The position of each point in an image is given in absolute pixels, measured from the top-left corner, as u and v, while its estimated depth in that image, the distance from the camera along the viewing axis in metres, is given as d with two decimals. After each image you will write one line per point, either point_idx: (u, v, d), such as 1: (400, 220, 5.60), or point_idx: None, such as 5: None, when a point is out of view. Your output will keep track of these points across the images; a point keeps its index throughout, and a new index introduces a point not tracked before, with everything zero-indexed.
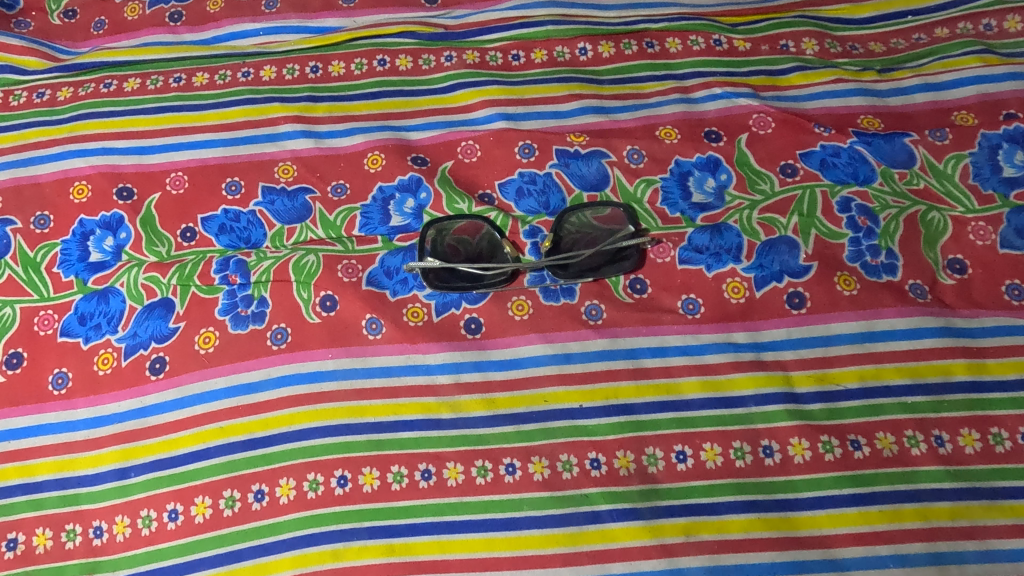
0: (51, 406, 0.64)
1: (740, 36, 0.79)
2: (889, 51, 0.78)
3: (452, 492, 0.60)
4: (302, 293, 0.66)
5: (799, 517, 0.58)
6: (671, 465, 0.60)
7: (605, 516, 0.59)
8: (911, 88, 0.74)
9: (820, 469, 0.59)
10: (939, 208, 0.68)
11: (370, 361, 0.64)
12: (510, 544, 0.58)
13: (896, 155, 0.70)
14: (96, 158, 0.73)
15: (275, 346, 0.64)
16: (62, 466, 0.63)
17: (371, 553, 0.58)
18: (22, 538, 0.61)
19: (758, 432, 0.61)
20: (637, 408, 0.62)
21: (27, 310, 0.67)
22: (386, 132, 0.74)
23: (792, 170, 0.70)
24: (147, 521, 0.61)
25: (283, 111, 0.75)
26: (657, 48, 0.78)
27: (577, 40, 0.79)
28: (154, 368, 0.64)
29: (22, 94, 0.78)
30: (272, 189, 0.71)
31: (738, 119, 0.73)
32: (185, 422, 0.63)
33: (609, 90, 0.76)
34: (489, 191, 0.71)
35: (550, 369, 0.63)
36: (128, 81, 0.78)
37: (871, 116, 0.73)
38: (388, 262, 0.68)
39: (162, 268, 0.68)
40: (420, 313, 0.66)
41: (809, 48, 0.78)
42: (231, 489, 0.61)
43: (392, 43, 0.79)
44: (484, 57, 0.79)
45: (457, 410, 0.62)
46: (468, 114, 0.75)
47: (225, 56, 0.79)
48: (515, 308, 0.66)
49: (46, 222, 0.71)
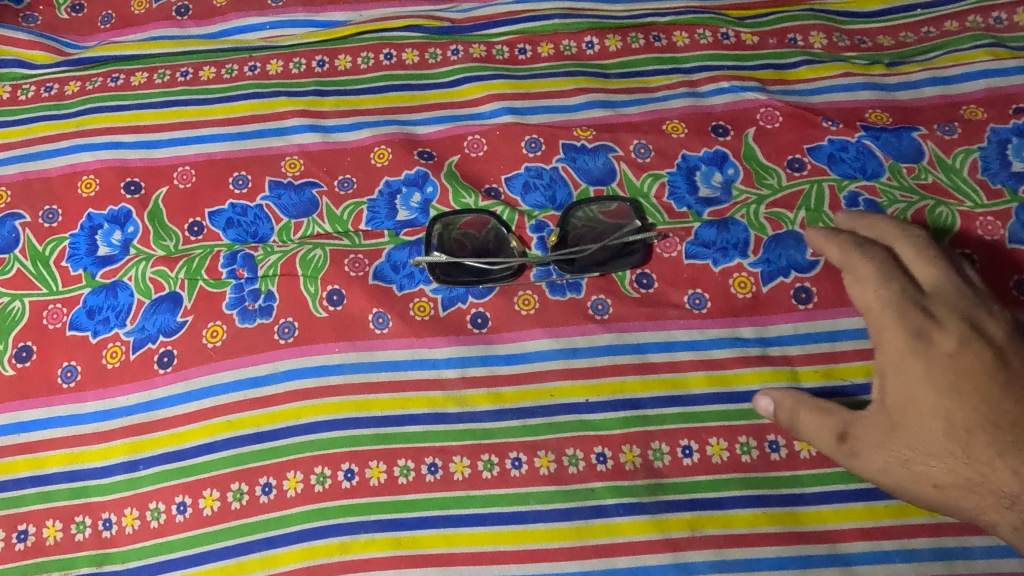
0: (60, 399, 0.65)
1: (748, 30, 0.78)
2: (897, 45, 0.78)
3: (459, 485, 0.60)
4: (309, 288, 0.67)
5: (804, 512, 0.59)
6: (677, 459, 0.60)
7: (610, 510, 0.59)
8: (920, 82, 0.74)
9: (826, 464, 0.60)
10: (947, 203, 0.67)
11: (377, 355, 0.64)
12: (517, 538, 0.58)
13: (903, 150, 0.70)
14: (104, 153, 0.73)
15: (282, 339, 0.65)
16: (70, 458, 0.63)
17: (377, 546, 0.59)
18: (33, 530, 0.61)
19: (765, 427, 0.61)
20: (643, 403, 0.62)
21: (36, 304, 0.68)
22: (392, 127, 0.74)
23: (800, 165, 0.70)
24: (155, 513, 0.61)
25: (290, 105, 0.75)
26: (664, 42, 0.78)
27: (583, 33, 0.79)
28: (163, 361, 0.65)
29: (30, 88, 0.78)
30: (279, 183, 0.71)
31: (746, 113, 0.73)
32: (193, 415, 0.63)
33: (617, 84, 0.76)
34: (495, 185, 0.71)
35: (557, 364, 0.64)
36: (135, 75, 0.78)
37: (879, 110, 0.73)
38: (395, 256, 0.68)
39: (169, 263, 0.68)
40: (426, 308, 0.66)
41: (817, 41, 0.78)
42: (238, 482, 0.61)
43: (398, 37, 0.79)
44: (491, 50, 0.78)
45: (463, 404, 0.63)
46: (474, 108, 0.75)
47: (232, 50, 0.79)
48: (521, 303, 0.66)
49: (54, 216, 0.71)
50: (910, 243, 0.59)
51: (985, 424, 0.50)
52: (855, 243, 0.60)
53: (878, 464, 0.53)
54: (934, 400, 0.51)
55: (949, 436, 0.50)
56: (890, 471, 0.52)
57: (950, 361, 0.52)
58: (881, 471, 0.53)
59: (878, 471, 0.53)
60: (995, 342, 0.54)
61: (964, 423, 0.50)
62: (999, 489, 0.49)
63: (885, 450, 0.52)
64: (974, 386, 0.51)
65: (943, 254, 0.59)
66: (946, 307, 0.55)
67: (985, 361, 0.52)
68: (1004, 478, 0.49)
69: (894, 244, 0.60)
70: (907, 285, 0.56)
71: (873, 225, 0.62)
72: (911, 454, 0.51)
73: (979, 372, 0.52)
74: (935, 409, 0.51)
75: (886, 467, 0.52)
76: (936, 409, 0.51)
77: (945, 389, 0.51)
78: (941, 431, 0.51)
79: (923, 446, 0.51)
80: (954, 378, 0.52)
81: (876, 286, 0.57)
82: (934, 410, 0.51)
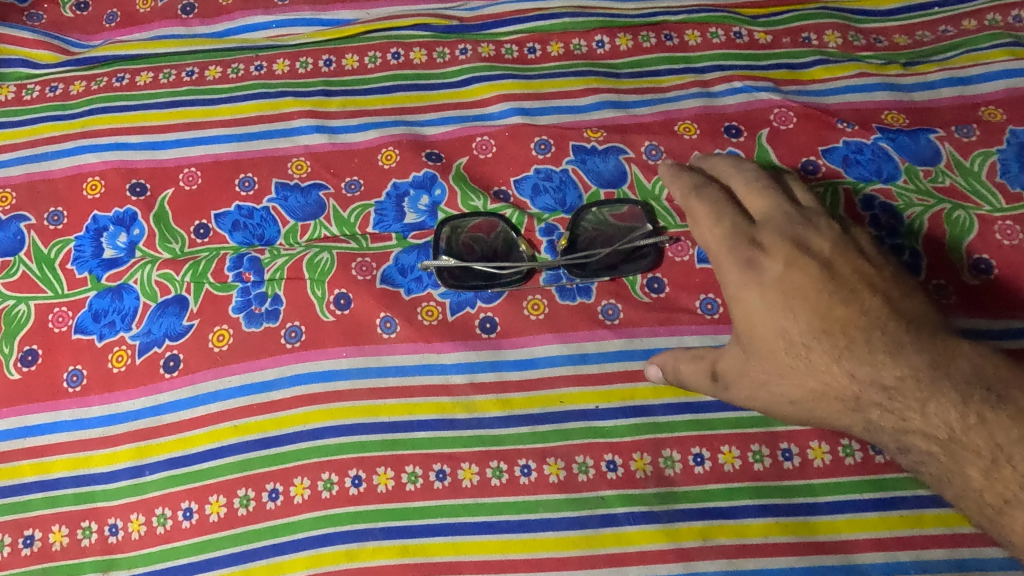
0: (66, 403, 0.64)
1: (761, 29, 0.77)
2: (914, 44, 0.76)
3: (467, 493, 0.60)
4: (316, 291, 0.66)
5: (817, 521, 0.58)
6: (689, 467, 0.60)
7: (621, 519, 0.58)
8: (937, 82, 0.73)
9: (840, 473, 0.59)
10: (964, 207, 0.66)
11: (384, 361, 0.63)
12: (526, 547, 0.58)
13: (921, 152, 0.69)
14: (109, 154, 0.73)
15: (289, 344, 0.64)
16: (77, 463, 0.63)
17: (385, 553, 0.58)
18: (39, 535, 0.61)
19: (778, 434, 0.61)
20: (654, 409, 0.62)
21: (42, 307, 0.67)
22: (399, 128, 0.73)
23: (814, 167, 0.69)
24: (162, 519, 0.61)
25: (296, 106, 0.74)
26: (676, 41, 0.77)
27: (593, 32, 0.78)
28: (169, 366, 0.64)
29: (34, 88, 0.77)
30: (286, 185, 0.70)
31: (759, 114, 0.72)
32: (199, 420, 0.63)
33: (627, 85, 0.75)
34: (504, 187, 0.70)
35: (566, 369, 0.63)
36: (140, 75, 0.77)
37: (895, 111, 0.71)
38: (402, 260, 0.67)
39: (175, 265, 0.68)
40: (435, 312, 0.65)
41: (831, 41, 0.76)
42: (245, 488, 0.61)
43: (406, 36, 0.78)
44: (500, 50, 0.77)
45: (471, 410, 0.62)
46: (483, 109, 0.74)
47: (238, 50, 0.78)
48: (530, 307, 0.65)
49: (59, 218, 0.70)
50: (743, 177, 0.62)
51: (819, 335, 0.53)
52: (692, 186, 0.62)
53: (744, 393, 0.56)
54: (771, 322, 0.54)
55: (789, 353, 0.54)
56: (756, 397, 0.56)
57: (782, 282, 0.55)
58: (748, 398, 0.56)
59: (744, 396, 0.56)
60: (824, 255, 0.57)
61: (800, 338, 0.54)
62: (842, 394, 0.52)
63: (745, 377, 0.56)
64: (806, 300, 0.54)
65: (775, 181, 0.62)
66: (776, 232, 0.58)
67: (814, 274, 0.56)
68: (843, 381, 0.52)
69: (730, 181, 0.62)
70: (736, 219, 0.59)
71: (713, 164, 0.64)
72: (766, 377, 0.55)
73: (809, 286, 0.55)
74: (774, 331, 0.54)
75: (747, 392, 0.56)
76: (775, 331, 0.54)
77: (780, 309, 0.54)
78: (783, 351, 0.54)
79: (772, 368, 0.54)
80: (786, 297, 0.55)
81: (710, 227, 0.59)
82: (774, 332, 0.54)
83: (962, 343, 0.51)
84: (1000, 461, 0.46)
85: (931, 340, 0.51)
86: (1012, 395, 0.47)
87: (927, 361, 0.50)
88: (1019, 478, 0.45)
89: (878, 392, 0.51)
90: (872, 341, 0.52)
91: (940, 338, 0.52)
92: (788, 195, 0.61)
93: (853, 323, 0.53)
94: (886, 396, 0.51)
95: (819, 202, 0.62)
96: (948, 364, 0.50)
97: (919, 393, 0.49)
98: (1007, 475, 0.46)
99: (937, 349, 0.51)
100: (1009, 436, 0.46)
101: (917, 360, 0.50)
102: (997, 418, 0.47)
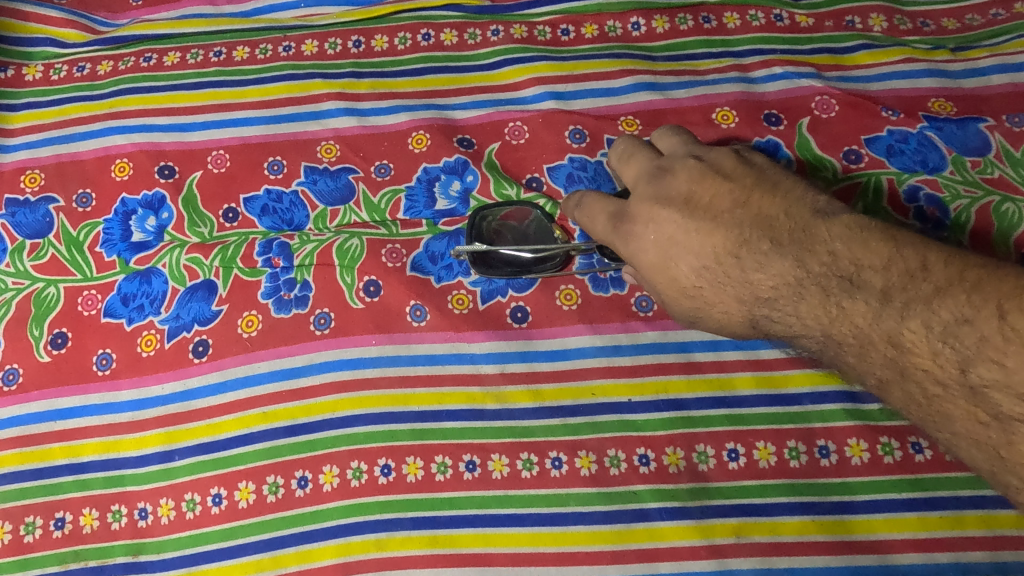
0: (95, 386, 0.64)
1: (803, 11, 0.75)
2: (962, 28, 0.74)
3: (497, 484, 0.59)
4: (345, 277, 0.65)
5: (854, 520, 0.57)
6: (723, 463, 0.59)
7: (652, 514, 0.58)
8: (987, 69, 0.70)
9: (877, 472, 0.58)
10: (1014, 200, 0.63)
11: (414, 349, 0.63)
12: (556, 540, 0.57)
13: (969, 142, 0.66)
14: (137, 136, 0.72)
15: (318, 331, 0.63)
16: (107, 447, 0.63)
17: (415, 544, 0.58)
18: (69, 518, 0.61)
19: (814, 431, 0.60)
20: (689, 404, 0.61)
21: (71, 290, 0.67)
22: (430, 112, 0.71)
23: (856, 156, 0.66)
24: (190, 504, 0.60)
25: (326, 88, 0.73)
26: (714, 23, 0.74)
27: (629, 14, 0.75)
28: (197, 351, 0.64)
29: (61, 68, 0.76)
30: (315, 169, 0.69)
31: (800, 101, 0.69)
32: (228, 406, 0.62)
33: (664, 67, 0.72)
34: (537, 175, 0.68)
35: (598, 361, 0.62)
36: (168, 55, 0.76)
37: (943, 99, 0.69)
38: (433, 247, 0.66)
39: (204, 250, 0.67)
40: (465, 301, 0.64)
41: (876, 24, 0.74)
42: (274, 475, 0.60)
43: (437, 17, 0.76)
44: (532, 31, 0.75)
45: (502, 401, 0.61)
46: (515, 92, 0.72)
47: (266, 29, 0.77)
48: (563, 298, 0.64)
49: (88, 200, 0.70)
50: (614, 155, 0.60)
51: (702, 273, 0.52)
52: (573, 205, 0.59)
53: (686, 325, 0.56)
54: (663, 275, 0.54)
55: (687, 297, 0.53)
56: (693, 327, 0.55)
57: (657, 240, 0.54)
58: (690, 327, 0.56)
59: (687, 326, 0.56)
60: (683, 193, 0.54)
61: (689, 282, 0.53)
62: (739, 316, 0.52)
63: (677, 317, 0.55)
64: (681, 243, 0.53)
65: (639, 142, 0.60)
66: (641, 194, 0.56)
67: (680, 218, 0.53)
68: (735, 308, 0.52)
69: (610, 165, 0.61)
70: (607, 206, 0.57)
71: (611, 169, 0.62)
72: (686, 317, 0.55)
73: (677, 230, 0.53)
74: (666, 282, 0.54)
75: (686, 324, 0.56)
76: (668, 281, 0.54)
77: (662, 262, 0.54)
78: (680, 296, 0.54)
79: (685, 309, 0.54)
80: (664, 250, 0.53)
81: (592, 228, 0.57)
82: (668, 280, 0.54)
83: (820, 231, 0.49)
84: (867, 347, 0.45)
85: (794, 241, 0.50)
86: (865, 279, 0.46)
87: (791, 265, 0.49)
88: (886, 359, 0.44)
89: (763, 306, 0.50)
90: (743, 262, 0.51)
91: (799, 234, 0.50)
92: (653, 150, 0.59)
93: (724, 247, 0.52)
94: (771, 309, 0.50)
95: (683, 142, 0.59)
96: (808, 260, 0.48)
97: (792, 302, 0.49)
98: (875, 359, 0.45)
99: (799, 246, 0.49)
100: (867, 319, 0.45)
101: (783, 265, 0.49)
102: (854, 306, 0.45)
